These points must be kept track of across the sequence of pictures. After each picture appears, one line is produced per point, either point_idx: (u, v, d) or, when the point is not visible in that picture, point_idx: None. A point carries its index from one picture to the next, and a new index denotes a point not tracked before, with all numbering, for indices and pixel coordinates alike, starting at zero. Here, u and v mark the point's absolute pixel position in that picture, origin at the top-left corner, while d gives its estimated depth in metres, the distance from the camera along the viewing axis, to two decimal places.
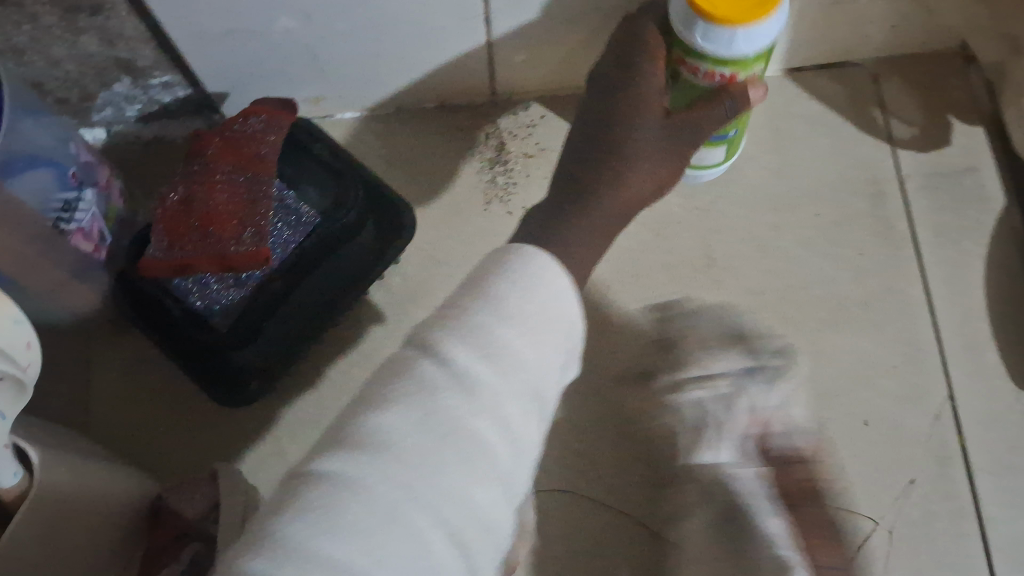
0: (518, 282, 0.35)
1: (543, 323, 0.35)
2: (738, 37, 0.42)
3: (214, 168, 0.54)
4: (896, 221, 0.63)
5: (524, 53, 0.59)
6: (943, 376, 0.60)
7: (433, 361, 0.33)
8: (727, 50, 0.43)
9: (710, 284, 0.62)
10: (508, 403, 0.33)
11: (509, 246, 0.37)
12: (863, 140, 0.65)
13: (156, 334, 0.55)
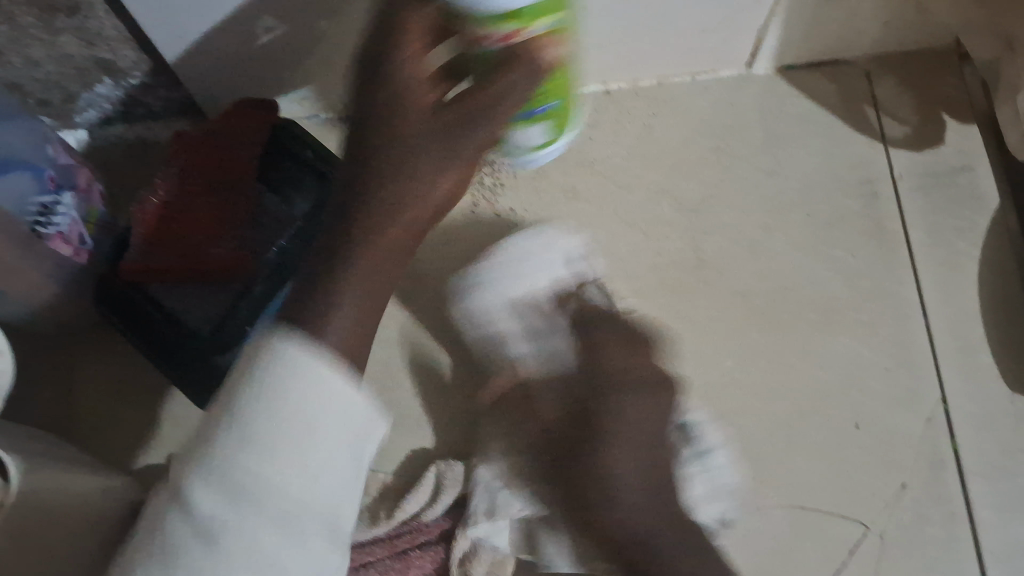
0: (281, 375, 0.32)
1: (307, 424, 0.32)
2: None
3: (192, 173, 0.54)
4: (889, 222, 0.62)
5: None
6: (936, 378, 0.59)
7: (203, 479, 0.31)
8: (472, 3, 0.37)
9: (700, 285, 0.61)
10: (264, 523, 0.31)
11: (260, 340, 0.34)
12: (857, 139, 0.64)
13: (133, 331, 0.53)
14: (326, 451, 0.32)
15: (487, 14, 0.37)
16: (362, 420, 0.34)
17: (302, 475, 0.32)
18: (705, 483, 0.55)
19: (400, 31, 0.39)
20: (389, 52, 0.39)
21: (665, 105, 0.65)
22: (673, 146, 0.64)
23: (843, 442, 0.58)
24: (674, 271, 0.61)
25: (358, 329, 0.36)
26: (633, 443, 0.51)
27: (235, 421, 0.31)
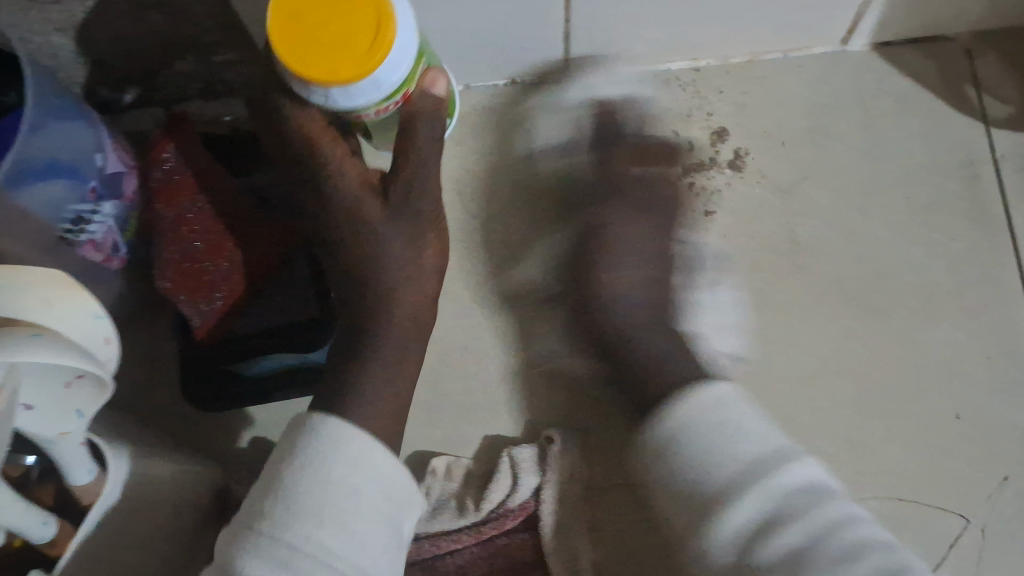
0: (335, 458, 0.40)
1: (350, 494, 0.39)
2: (381, 79, 0.40)
3: (179, 215, 0.50)
4: (991, 205, 0.60)
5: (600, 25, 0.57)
6: None
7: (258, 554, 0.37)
8: (372, 96, 0.41)
9: (794, 269, 0.59)
10: (339, 547, 0.38)
11: (302, 420, 0.42)
12: (958, 119, 0.62)
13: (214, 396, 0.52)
14: (369, 520, 0.39)
15: (377, 100, 0.42)
16: (401, 496, 0.41)
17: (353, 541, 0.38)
18: (716, 317, 0.57)
19: (314, 150, 0.45)
20: (326, 175, 0.45)
21: (756, 83, 0.63)
22: (764, 125, 0.62)
23: (944, 432, 0.56)
24: (765, 254, 0.60)
25: (387, 392, 0.45)
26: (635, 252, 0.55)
27: (296, 487, 0.39)
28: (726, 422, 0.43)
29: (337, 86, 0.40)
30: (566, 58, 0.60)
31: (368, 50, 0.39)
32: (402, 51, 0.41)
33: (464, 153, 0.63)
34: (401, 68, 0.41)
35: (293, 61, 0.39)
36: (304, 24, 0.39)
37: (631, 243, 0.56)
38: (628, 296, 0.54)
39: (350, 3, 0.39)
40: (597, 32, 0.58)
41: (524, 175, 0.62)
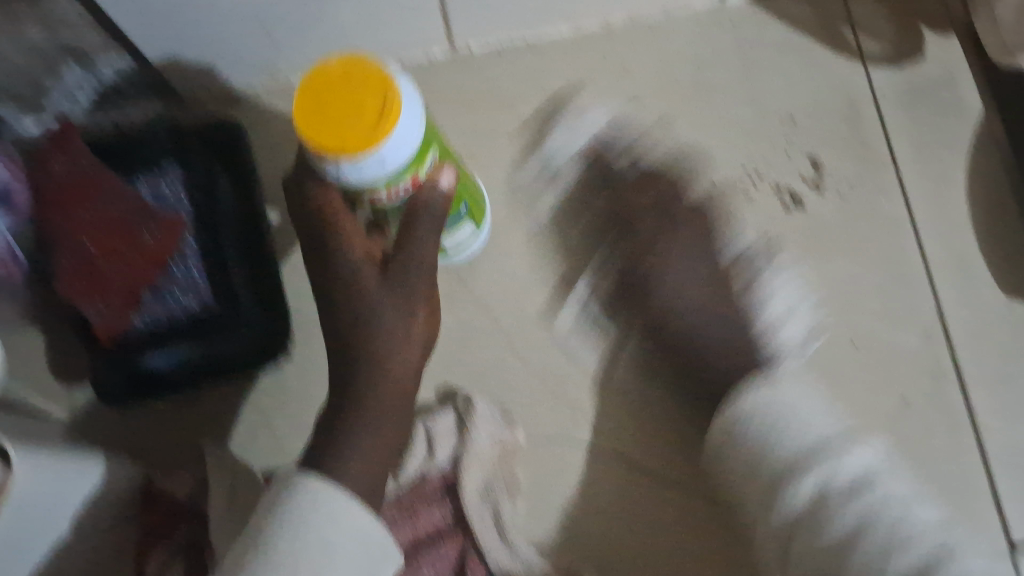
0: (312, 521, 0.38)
1: (330, 561, 0.38)
2: (390, 155, 0.38)
3: (66, 220, 0.49)
4: (872, 140, 0.62)
5: None
6: (931, 292, 0.59)
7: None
8: (383, 172, 0.38)
9: (688, 219, 0.61)
10: None
11: (289, 477, 0.40)
12: (836, 60, 0.63)
13: (141, 385, 0.55)
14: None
15: (387, 177, 0.39)
16: (376, 552, 0.40)
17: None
18: (781, 300, 0.59)
19: (326, 224, 0.44)
20: (330, 250, 0.45)
21: (639, 41, 0.64)
22: (651, 84, 0.63)
23: (843, 362, 0.58)
24: (661, 208, 0.61)
25: (376, 450, 0.43)
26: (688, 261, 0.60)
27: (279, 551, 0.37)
28: (827, 469, 0.51)
29: (347, 162, 0.37)
30: (449, 31, 0.62)
31: (383, 123, 0.37)
32: (412, 127, 0.39)
33: None
34: (411, 142, 0.39)
35: (304, 133, 0.37)
36: (323, 102, 0.37)
37: (691, 272, 0.59)
38: (714, 334, 0.58)
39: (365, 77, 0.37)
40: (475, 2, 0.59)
41: None
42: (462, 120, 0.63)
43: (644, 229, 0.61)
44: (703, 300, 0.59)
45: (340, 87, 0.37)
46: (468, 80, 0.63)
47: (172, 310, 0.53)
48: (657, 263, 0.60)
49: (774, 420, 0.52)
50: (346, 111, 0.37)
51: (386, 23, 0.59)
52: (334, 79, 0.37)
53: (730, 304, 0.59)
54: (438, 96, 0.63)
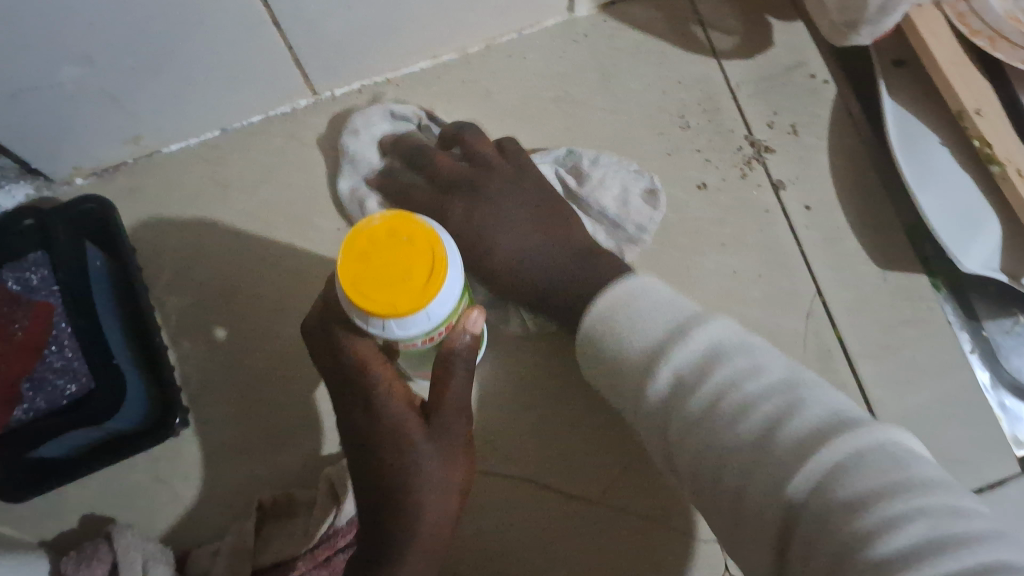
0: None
1: None
2: (433, 308, 0.43)
3: None
4: (734, 133, 0.63)
5: (327, 43, 0.59)
6: (807, 274, 0.60)
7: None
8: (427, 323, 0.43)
9: None
10: None
11: None
12: (690, 60, 0.64)
13: (46, 478, 0.56)
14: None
15: (431, 329, 0.44)
16: None
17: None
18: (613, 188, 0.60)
19: (365, 376, 0.46)
20: (371, 396, 0.46)
21: (498, 66, 0.65)
22: (513, 105, 0.64)
23: None
24: None
25: None
26: (513, 224, 0.56)
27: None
28: (620, 319, 0.43)
29: (395, 317, 0.42)
30: (306, 81, 0.62)
31: (426, 279, 0.42)
32: (451, 284, 0.43)
33: (230, 195, 0.63)
34: (451, 294, 0.44)
35: (361, 293, 0.42)
36: (369, 263, 0.42)
37: (501, 219, 0.56)
38: (547, 273, 0.54)
39: (405, 243, 0.43)
40: (327, 48, 0.59)
41: (294, 203, 0.63)
42: (333, 165, 0.63)
43: (437, 160, 0.58)
44: (511, 261, 0.55)
45: (384, 251, 0.42)
46: (333, 126, 0.64)
47: (51, 399, 0.52)
48: (488, 216, 0.56)
49: (631, 302, 0.44)
50: (396, 270, 0.42)
51: (241, 80, 0.59)
52: (378, 244, 0.43)
53: (551, 222, 0.56)
54: (305, 145, 0.64)
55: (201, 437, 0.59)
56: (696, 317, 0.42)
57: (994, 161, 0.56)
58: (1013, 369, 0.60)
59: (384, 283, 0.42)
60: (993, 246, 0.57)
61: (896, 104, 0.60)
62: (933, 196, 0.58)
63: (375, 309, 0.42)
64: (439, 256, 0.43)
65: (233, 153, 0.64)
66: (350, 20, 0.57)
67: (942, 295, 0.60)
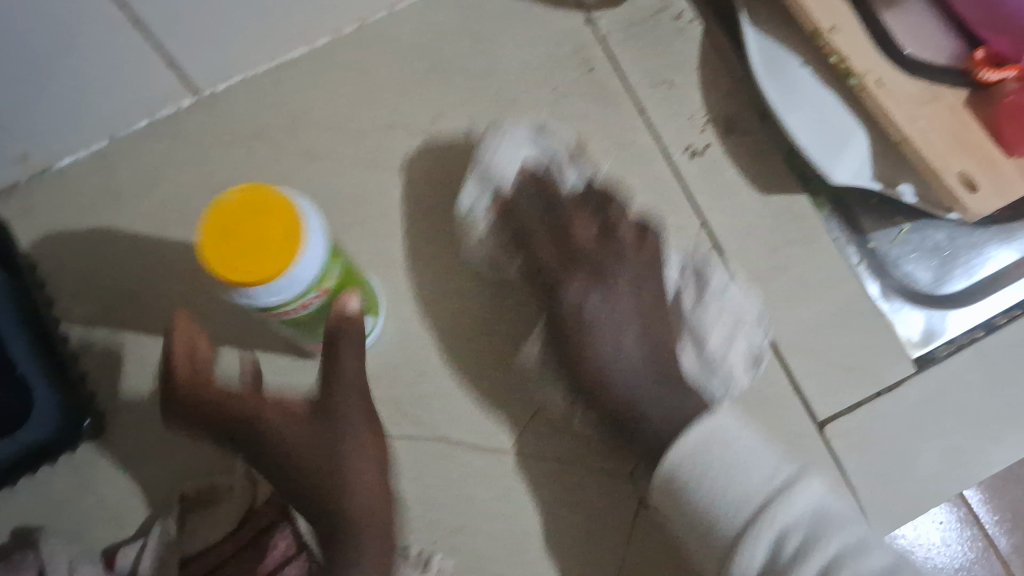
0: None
1: None
2: (299, 272, 0.44)
3: None
4: (608, 81, 0.64)
5: (197, 42, 0.59)
6: (689, 206, 0.62)
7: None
8: (295, 288, 0.45)
9: (454, 199, 0.63)
10: None
11: None
12: (559, 13, 0.66)
13: None
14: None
15: (300, 294, 0.45)
16: None
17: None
18: (726, 319, 0.58)
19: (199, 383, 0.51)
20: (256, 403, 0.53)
21: (370, 43, 0.66)
22: (392, 79, 0.65)
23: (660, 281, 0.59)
24: (425, 194, 0.63)
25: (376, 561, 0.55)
26: (619, 329, 0.56)
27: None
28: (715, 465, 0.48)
29: (262, 284, 0.43)
30: (183, 80, 0.63)
31: (288, 244, 0.43)
32: (314, 250, 0.45)
33: (126, 201, 0.64)
34: (316, 259, 0.45)
35: (224, 265, 0.43)
36: (231, 235, 0.43)
37: (613, 313, 0.57)
38: (620, 371, 0.55)
39: (264, 212, 0.44)
40: (198, 47, 0.60)
41: (187, 201, 0.64)
42: (221, 161, 0.65)
43: (580, 237, 0.58)
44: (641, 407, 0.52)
45: (246, 221, 0.43)
46: (217, 122, 0.65)
47: None
48: (600, 312, 0.57)
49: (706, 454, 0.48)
50: (260, 237, 0.43)
51: (119, 88, 0.60)
52: (239, 216, 0.43)
53: (661, 346, 0.57)
54: (193, 145, 0.65)
55: (121, 439, 0.60)
56: (784, 477, 0.48)
57: (854, 74, 0.58)
58: (903, 275, 0.62)
59: (246, 254, 0.43)
60: (859, 158, 0.60)
61: (757, 32, 0.60)
62: (798, 115, 0.59)
63: (244, 275, 0.43)
64: (295, 223, 0.44)
65: (124, 160, 0.65)
66: (215, 15, 0.57)
67: (823, 215, 0.62)
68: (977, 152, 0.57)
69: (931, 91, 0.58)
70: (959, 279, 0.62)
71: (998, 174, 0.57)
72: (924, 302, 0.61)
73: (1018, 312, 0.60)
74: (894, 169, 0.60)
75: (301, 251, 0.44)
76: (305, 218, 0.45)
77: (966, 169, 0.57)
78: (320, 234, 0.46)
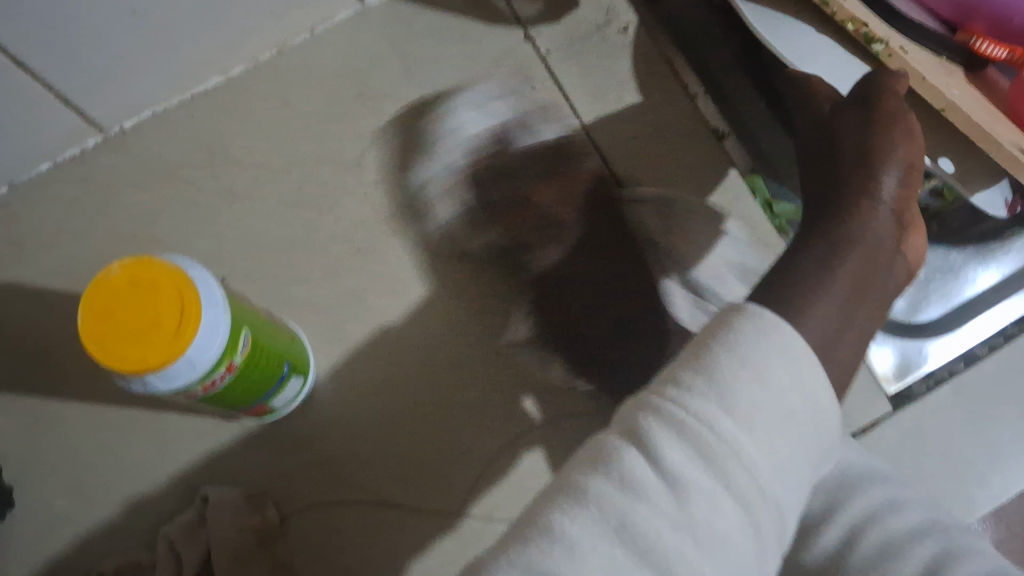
0: (631, 488, 0.29)
1: None
2: (195, 354, 0.39)
3: None
4: (551, 100, 0.61)
5: (106, 79, 0.54)
6: (643, 234, 0.58)
7: (666, 431, 0.30)
8: (196, 371, 0.39)
9: (388, 237, 0.58)
10: None
11: None
12: (494, 32, 0.62)
13: None
14: (802, 442, 0.31)
15: (203, 375, 0.40)
16: None
17: (772, 508, 0.30)
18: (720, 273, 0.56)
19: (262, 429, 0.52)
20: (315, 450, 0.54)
21: (290, 72, 0.61)
22: (317, 111, 0.60)
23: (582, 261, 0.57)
24: (356, 231, 0.58)
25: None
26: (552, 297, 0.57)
27: (656, 488, 0.29)
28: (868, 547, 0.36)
29: (152, 372, 0.38)
30: (89, 120, 0.57)
31: (179, 324, 0.38)
32: (214, 325, 0.40)
33: (27, 254, 0.58)
34: (217, 336, 0.40)
35: (106, 353, 0.38)
36: (111, 318, 0.39)
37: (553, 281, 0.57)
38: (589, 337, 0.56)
39: (151, 290, 0.39)
40: (108, 85, 0.55)
41: (98, 251, 0.58)
42: (133, 205, 0.59)
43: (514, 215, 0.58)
44: (909, 218, 0.38)
45: (127, 300, 0.39)
46: (128, 163, 0.59)
47: None
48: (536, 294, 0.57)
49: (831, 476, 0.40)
50: (147, 319, 0.38)
51: (20, 134, 0.54)
52: (119, 297, 0.39)
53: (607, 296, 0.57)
54: (102, 189, 0.59)
55: (29, 518, 0.54)
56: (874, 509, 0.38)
57: (874, 40, 0.48)
58: None
59: (133, 337, 0.38)
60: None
61: (764, 12, 0.51)
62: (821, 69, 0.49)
63: (130, 361, 0.38)
64: (188, 296, 0.39)
65: (24, 208, 0.58)
66: (127, 50, 0.52)
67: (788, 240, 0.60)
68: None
69: (947, 67, 0.47)
70: (935, 306, 0.58)
71: None
72: (903, 336, 0.57)
73: (998, 341, 0.56)
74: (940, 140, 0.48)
75: (198, 330, 0.39)
76: (200, 292, 0.40)
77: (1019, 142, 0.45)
78: (222, 303, 0.41)
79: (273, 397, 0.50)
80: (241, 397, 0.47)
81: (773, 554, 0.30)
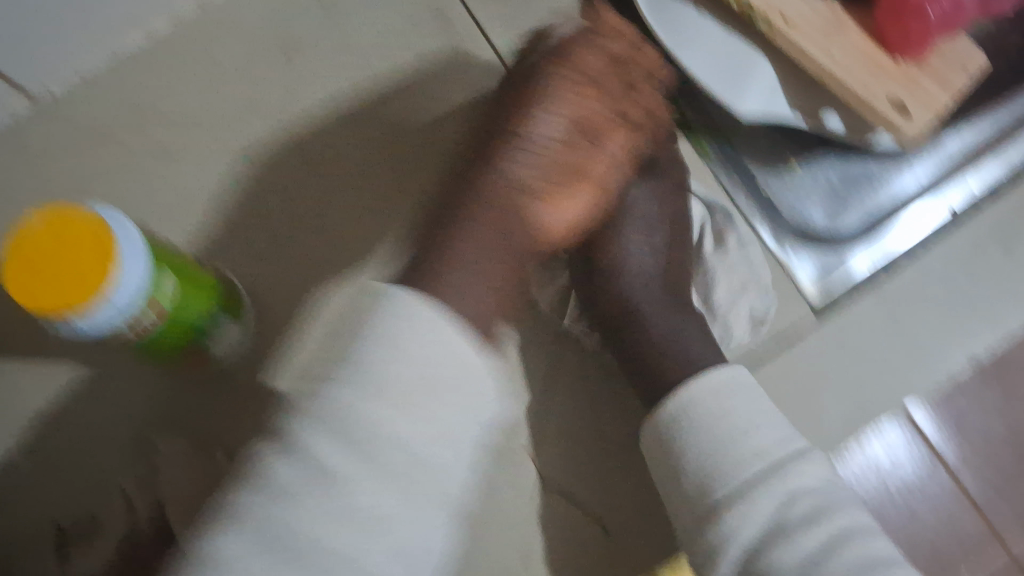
0: (266, 487, 0.33)
1: None
2: (118, 297, 0.40)
3: None
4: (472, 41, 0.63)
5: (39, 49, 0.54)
6: None
7: (320, 431, 0.33)
8: (121, 315, 0.41)
9: (321, 181, 0.60)
10: None
11: None
12: None
13: None
14: (455, 406, 0.34)
15: (128, 318, 0.41)
16: None
17: (420, 474, 0.34)
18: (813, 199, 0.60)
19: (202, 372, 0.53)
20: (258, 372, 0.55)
21: (214, 28, 0.62)
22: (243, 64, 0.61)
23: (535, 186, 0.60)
24: (289, 177, 0.60)
25: None
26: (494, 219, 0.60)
27: (294, 484, 0.33)
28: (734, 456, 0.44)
29: (78, 316, 0.39)
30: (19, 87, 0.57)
31: (100, 268, 0.40)
32: (134, 270, 0.41)
33: None
34: (139, 281, 0.42)
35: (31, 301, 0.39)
36: (32, 265, 0.40)
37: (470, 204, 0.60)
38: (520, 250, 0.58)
39: (69, 238, 0.40)
40: (39, 54, 0.55)
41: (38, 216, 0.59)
42: (70, 169, 0.60)
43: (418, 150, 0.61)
44: (538, 187, 0.47)
45: (46, 249, 0.40)
46: (61, 128, 0.60)
47: None
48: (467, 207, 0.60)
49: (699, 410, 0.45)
50: (68, 265, 0.39)
51: None
52: (38, 246, 0.40)
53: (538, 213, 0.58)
54: (36, 154, 0.59)
55: None
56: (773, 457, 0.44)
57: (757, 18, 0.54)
58: (801, 216, 0.60)
59: (55, 284, 0.39)
60: (768, 84, 0.57)
61: None
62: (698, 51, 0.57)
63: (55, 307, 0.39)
64: (107, 241, 0.40)
65: None
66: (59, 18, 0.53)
67: (709, 161, 0.61)
68: (898, 75, 0.54)
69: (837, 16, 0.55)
70: (857, 215, 0.60)
71: (921, 91, 0.54)
72: (823, 246, 0.60)
73: None
74: (851, 61, 0.53)
75: (118, 272, 0.40)
76: (120, 238, 0.41)
77: (895, 92, 0.53)
78: (143, 247, 0.42)
79: (210, 341, 0.52)
80: (176, 342, 0.48)
81: (436, 516, 0.34)
